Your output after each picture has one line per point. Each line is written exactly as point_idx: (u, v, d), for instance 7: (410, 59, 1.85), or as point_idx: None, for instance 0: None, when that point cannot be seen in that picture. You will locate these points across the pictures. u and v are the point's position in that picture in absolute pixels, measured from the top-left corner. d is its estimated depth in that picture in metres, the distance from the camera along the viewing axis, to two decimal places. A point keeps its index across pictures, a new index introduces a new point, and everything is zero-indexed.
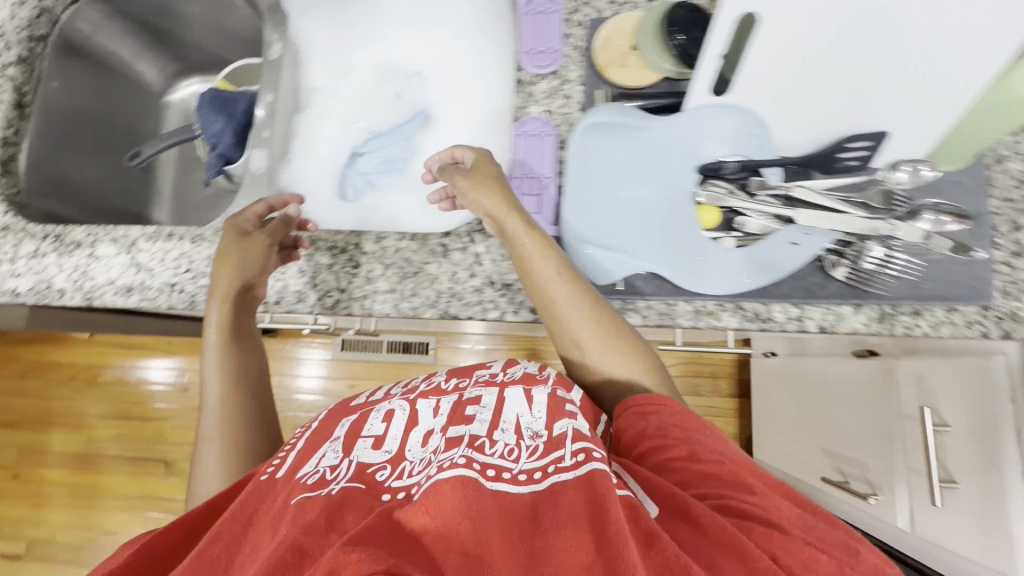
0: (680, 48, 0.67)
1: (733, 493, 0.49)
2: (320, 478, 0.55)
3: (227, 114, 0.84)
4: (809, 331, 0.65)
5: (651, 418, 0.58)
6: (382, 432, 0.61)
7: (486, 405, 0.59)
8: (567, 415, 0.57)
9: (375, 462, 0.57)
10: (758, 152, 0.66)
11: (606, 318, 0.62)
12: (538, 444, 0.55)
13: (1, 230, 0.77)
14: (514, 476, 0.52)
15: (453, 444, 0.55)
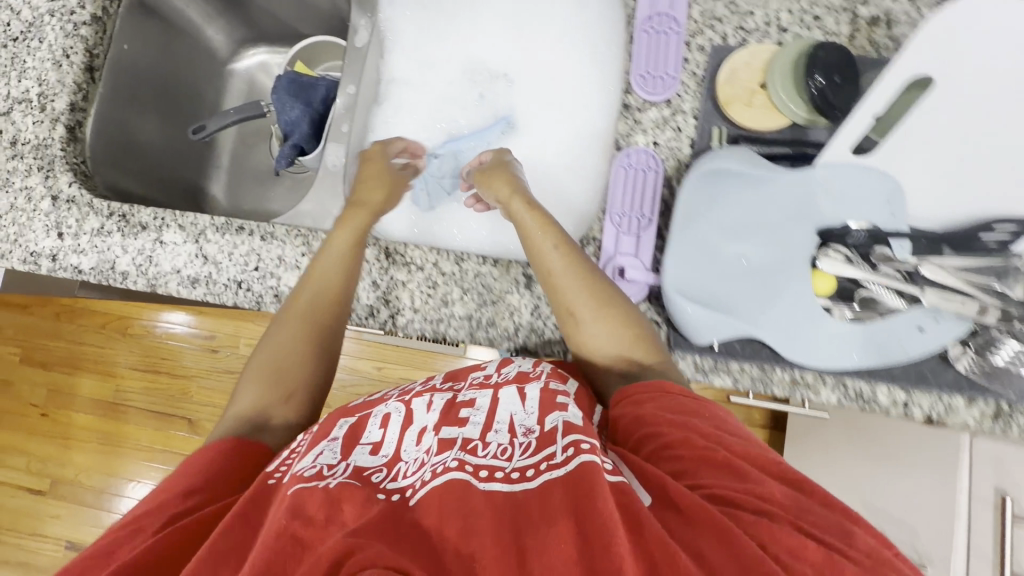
0: (818, 92, 0.61)
1: (727, 482, 0.46)
2: (319, 470, 0.49)
3: (305, 103, 0.79)
4: (913, 418, 0.61)
5: (646, 406, 0.53)
6: (380, 439, 0.55)
7: (480, 408, 0.55)
8: (559, 405, 0.52)
9: (373, 465, 0.52)
10: (889, 222, 0.60)
11: (600, 286, 0.61)
12: (530, 441, 0.50)
13: (66, 203, 0.74)
14: (506, 475, 0.48)
15: (446, 446, 0.51)
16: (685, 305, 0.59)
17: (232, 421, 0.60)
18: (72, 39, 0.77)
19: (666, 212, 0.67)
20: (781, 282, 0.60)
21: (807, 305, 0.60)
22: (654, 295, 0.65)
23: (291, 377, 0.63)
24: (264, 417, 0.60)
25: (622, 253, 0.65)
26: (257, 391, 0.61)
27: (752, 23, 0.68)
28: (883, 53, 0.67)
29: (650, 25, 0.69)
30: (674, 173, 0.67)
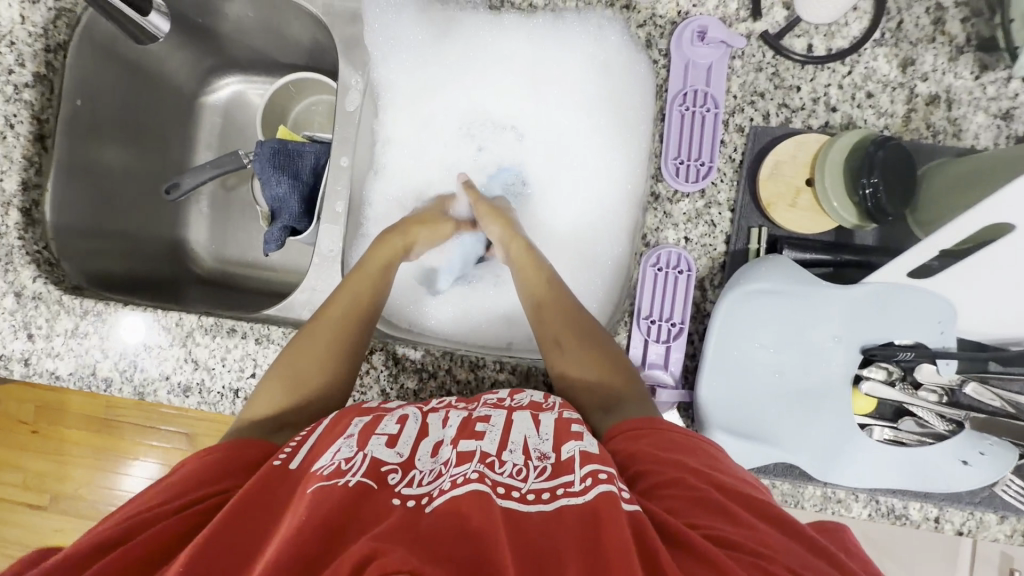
0: (870, 196, 0.54)
1: (726, 526, 0.38)
2: (336, 468, 0.43)
3: (293, 175, 0.71)
4: (944, 533, 0.60)
5: (645, 441, 0.46)
6: (398, 432, 0.49)
7: (496, 425, 0.48)
8: (574, 435, 0.46)
9: (390, 461, 0.45)
10: (938, 341, 0.56)
11: (582, 322, 0.58)
12: (547, 466, 0.44)
13: (32, 300, 0.66)
14: (523, 497, 0.41)
15: (465, 459, 0.44)
16: (719, 434, 0.56)
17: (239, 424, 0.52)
18: (15, 105, 0.68)
19: (699, 317, 0.61)
20: (818, 404, 0.57)
21: (848, 428, 0.57)
22: (684, 407, 0.61)
23: (307, 390, 0.55)
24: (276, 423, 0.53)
25: (652, 365, 0.60)
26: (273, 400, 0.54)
27: (797, 99, 0.60)
28: (939, 137, 0.60)
29: (685, 103, 0.60)
30: (706, 273, 0.61)
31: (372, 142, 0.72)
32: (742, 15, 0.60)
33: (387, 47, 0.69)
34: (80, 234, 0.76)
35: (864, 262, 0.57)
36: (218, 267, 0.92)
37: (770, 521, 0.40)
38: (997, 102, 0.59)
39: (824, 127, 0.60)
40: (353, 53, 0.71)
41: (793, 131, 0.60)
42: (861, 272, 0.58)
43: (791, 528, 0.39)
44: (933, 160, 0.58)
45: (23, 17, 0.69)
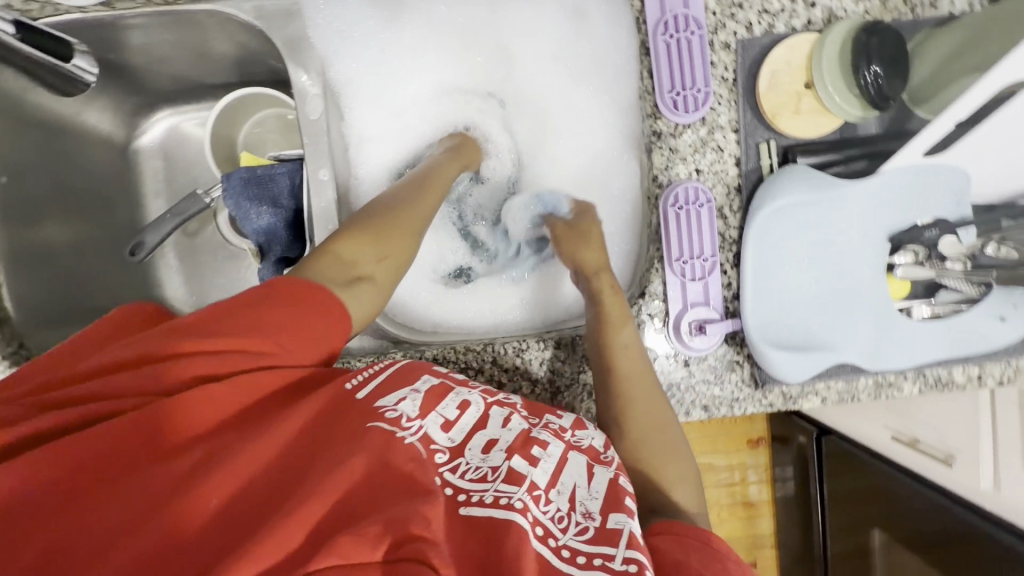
0: (872, 86, 0.55)
1: None
2: (397, 417, 0.42)
3: (272, 202, 0.65)
4: (986, 386, 0.64)
5: (694, 555, 0.40)
6: (456, 417, 0.45)
7: (553, 455, 0.43)
8: (628, 508, 0.41)
9: (441, 444, 0.43)
10: (956, 211, 0.58)
11: (656, 401, 0.53)
12: (590, 527, 0.39)
13: None
14: (557, 550, 0.37)
15: (515, 480, 0.40)
16: (776, 353, 0.56)
17: (325, 259, 0.48)
18: None
19: (727, 244, 0.61)
20: (859, 302, 0.58)
21: (890, 316, 0.59)
22: (731, 335, 0.61)
23: (393, 249, 0.52)
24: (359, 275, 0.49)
25: (693, 304, 0.60)
26: (365, 252, 0.50)
27: (777, 3, 0.58)
28: (918, 11, 0.59)
29: (668, 30, 0.57)
30: (725, 200, 0.60)
31: (345, 145, 0.67)
32: None
33: (335, 41, 0.64)
34: (46, 325, 0.69)
35: (873, 152, 0.58)
36: None
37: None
38: None
39: (808, 26, 0.58)
40: (303, 55, 0.62)
41: (780, 37, 0.58)
42: (869, 163, 0.58)
43: None
44: (919, 34, 0.58)
45: None
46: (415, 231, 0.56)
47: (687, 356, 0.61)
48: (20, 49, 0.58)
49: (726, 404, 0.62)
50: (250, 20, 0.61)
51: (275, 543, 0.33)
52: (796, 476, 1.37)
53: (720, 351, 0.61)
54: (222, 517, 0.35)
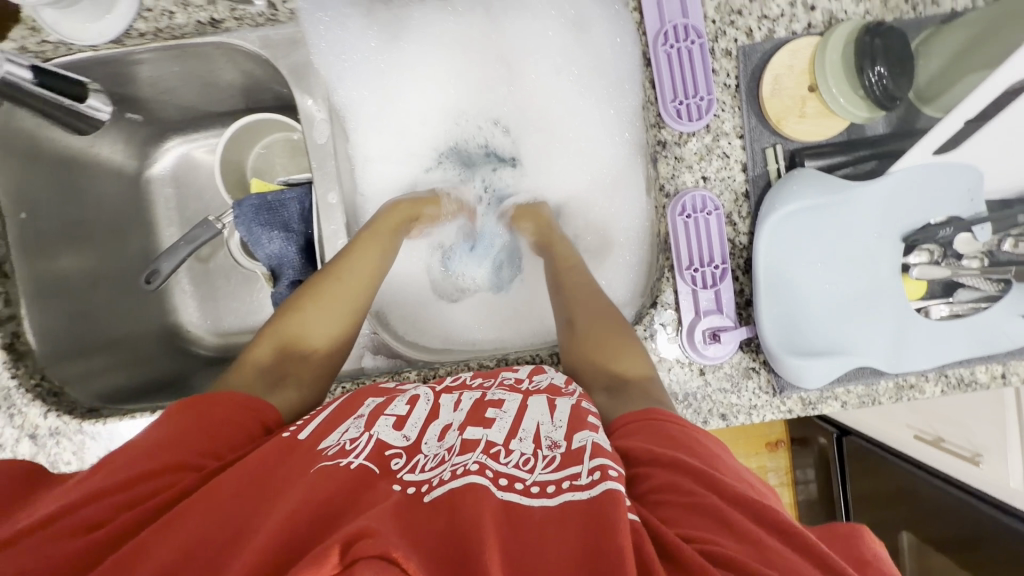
0: (876, 84, 0.54)
1: (720, 537, 0.37)
2: (340, 449, 0.47)
3: (284, 227, 0.66)
4: (1013, 385, 0.62)
5: (640, 437, 0.45)
6: (406, 411, 0.53)
7: (508, 411, 0.51)
8: (590, 425, 0.47)
9: (396, 444, 0.49)
10: (971, 210, 0.57)
11: (598, 309, 0.60)
12: (556, 455, 0.45)
13: (52, 437, 0.62)
14: (526, 488, 0.42)
15: (469, 448, 0.47)
16: (792, 359, 0.56)
17: (240, 373, 0.56)
18: None
19: (737, 251, 0.60)
20: (874, 304, 0.58)
21: (906, 318, 0.58)
22: (745, 342, 0.61)
23: (310, 346, 0.59)
24: (275, 377, 0.56)
25: (706, 313, 0.60)
26: (280, 357, 0.57)
27: (775, 8, 0.58)
28: (920, 9, 0.58)
29: (668, 41, 0.57)
30: (733, 206, 0.60)
31: (352, 166, 0.68)
32: None
33: (339, 65, 0.65)
34: (68, 358, 0.70)
35: (880, 152, 0.57)
36: (221, 344, 0.87)
37: (775, 533, 0.37)
38: None
39: (808, 28, 0.58)
40: (308, 81, 0.65)
41: (780, 42, 0.58)
42: (879, 164, 0.57)
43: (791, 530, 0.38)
44: (924, 31, 0.57)
45: None
46: (329, 312, 0.60)
47: (701, 364, 0.61)
48: (32, 90, 0.56)
49: (745, 410, 0.62)
50: (256, 49, 0.64)
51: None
52: (820, 477, 1.47)
53: (735, 358, 0.61)
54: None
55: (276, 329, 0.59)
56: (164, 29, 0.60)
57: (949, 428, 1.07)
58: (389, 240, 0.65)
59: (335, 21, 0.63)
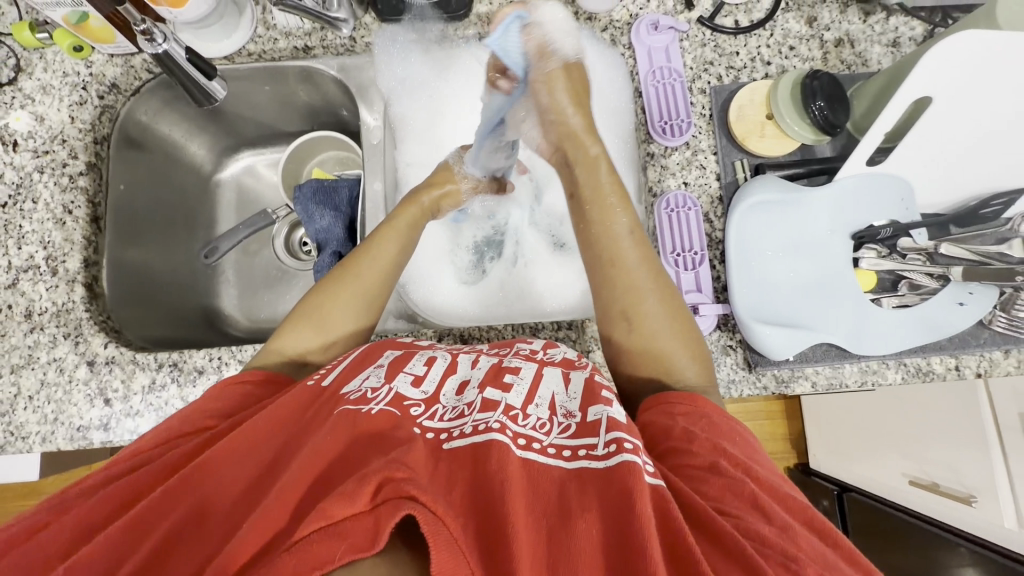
0: (818, 115, 0.67)
1: (756, 519, 0.45)
2: (362, 396, 0.52)
3: (334, 208, 0.80)
4: (967, 378, 0.69)
5: (679, 419, 0.53)
6: (423, 372, 0.58)
7: (525, 378, 0.56)
8: (602, 399, 0.53)
9: (413, 397, 0.54)
10: (906, 216, 0.69)
11: (666, 300, 0.62)
12: (571, 424, 0.52)
13: (106, 364, 0.69)
14: (544, 449, 0.49)
15: (489, 407, 0.52)
16: (759, 327, 0.64)
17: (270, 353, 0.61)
18: (72, 193, 0.74)
19: (714, 244, 0.71)
20: (831, 290, 0.67)
21: (862, 304, 0.67)
22: (723, 322, 0.69)
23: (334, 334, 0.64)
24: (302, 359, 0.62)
25: (687, 292, 0.69)
26: (304, 342, 0.63)
27: (739, 61, 0.75)
28: (854, 68, 0.76)
29: (657, 78, 0.74)
30: (709, 207, 0.72)
31: (396, 166, 0.82)
32: (679, 8, 0.76)
33: (393, 86, 0.80)
34: (129, 303, 0.80)
35: (825, 166, 0.70)
36: (251, 326, 0.95)
37: (807, 526, 0.46)
38: (886, 35, 0.76)
39: (766, 77, 0.75)
40: (370, 96, 0.83)
41: (743, 84, 0.74)
42: (828, 178, 0.71)
43: (818, 526, 0.46)
44: (856, 83, 0.73)
45: (72, 117, 0.76)
46: (354, 311, 0.65)
47: None
48: (182, 64, 0.69)
49: (724, 384, 0.68)
50: (334, 72, 0.82)
51: (270, 511, 0.41)
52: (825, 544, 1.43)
53: (714, 336, 0.69)
54: (227, 519, 0.43)
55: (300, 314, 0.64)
56: (269, 49, 0.79)
57: (944, 474, 1.12)
58: (408, 233, 0.70)
59: (398, 53, 0.79)
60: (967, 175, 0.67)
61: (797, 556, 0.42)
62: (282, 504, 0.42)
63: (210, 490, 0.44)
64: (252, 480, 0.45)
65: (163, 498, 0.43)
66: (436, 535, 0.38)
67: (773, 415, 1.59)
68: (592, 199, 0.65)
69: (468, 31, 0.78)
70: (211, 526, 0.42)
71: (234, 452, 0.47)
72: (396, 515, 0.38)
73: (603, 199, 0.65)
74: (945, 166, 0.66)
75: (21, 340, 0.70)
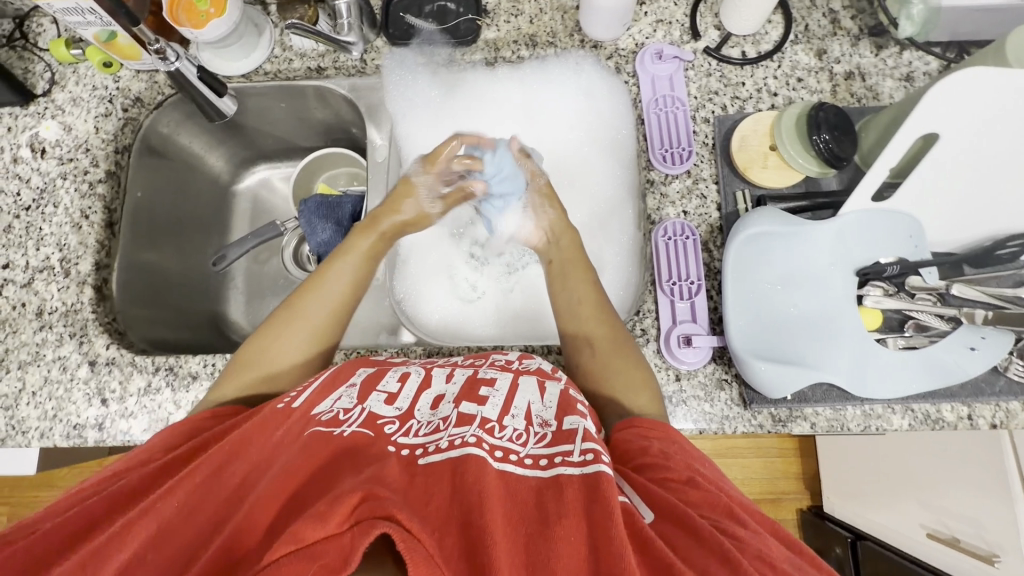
0: (823, 147, 0.66)
1: (733, 527, 0.44)
2: (334, 417, 0.53)
3: (336, 221, 0.82)
4: (981, 429, 0.65)
5: (655, 440, 0.52)
6: (397, 390, 0.57)
7: (501, 389, 0.55)
8: (578, 411, 0.53)
9: (387, 415, 0.54)
10: (915, 254, 0.66)
11: (616, 334, 0.64)
12: (547, 433, 0.50)
13: (107, 365, 0.71)
14: (521, 460, 0.47)
15: (465, 422, 0.51)
16: (756, 363, 0.61)
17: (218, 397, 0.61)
18: (90, 199, 0.78)
19: (713, 274, 0.70)
20: (832, 328, 0.65)
21: (866, 343, 0.64)
22: (719, 355, 0.67)
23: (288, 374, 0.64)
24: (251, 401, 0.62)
25: (682, 321, 0.68)
26: (240, 386, 0.62)
27: (744, 92, 0.75)
28: (864, 102, 0.74)
29: (659, 106, 0.74)
30: (708, 237, 0.71)
31: (401, 184, 0.84)
32: (686, 39, 0.76)
33: (406, 106, 0.83)
34: (138, 304, 0.82)
35: (830, 199, 0.68)
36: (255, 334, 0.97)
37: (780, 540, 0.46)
38: (898, 69, 0.74)
39: (772, 108, 0.74)
40: (379, 116, 0.84)
41: (748, 114, 0.73)
42: (834, 212, 0.69)
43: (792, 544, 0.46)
44: (865, 117, 0.72)
45: (96, 127, 0.80)
46: (293, 346, 0.65)
47: (678, 369, 0.67)
48: (193, 81, 0.72)
49: (719, 421, 0.66)
50: (345, 92, 0.83)
51: (240, 544, 0.41)
52: None
53: (708, 369, 0.67)
54: (192, 550, 0.42)
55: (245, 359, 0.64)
56: (284, 70, 0.82)
57: (964, 528, 1.05)
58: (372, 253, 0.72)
59: (405, 76, 0.81)
60: (982, 214, 0.64)
61: (774, 559, 0.42)
62: (250, 529, 0.43)
63: (174, 520, 0.44)
64: (223, 507, 0.45)
65: (121, 530, 0.43)
66: (412, 551, 0.37)
67: (785, 453, 1.52)
68: (560, 270, 0.71)
69: (475, 56, 0.80)
70: (178, 547, 0.43)
71: (202, 475, 0.47)
72: (370, 533, 0.37)
73: (564, 270, 0.71)
74: (959, 204, 0.64)
75: (30, 337, 0.73)
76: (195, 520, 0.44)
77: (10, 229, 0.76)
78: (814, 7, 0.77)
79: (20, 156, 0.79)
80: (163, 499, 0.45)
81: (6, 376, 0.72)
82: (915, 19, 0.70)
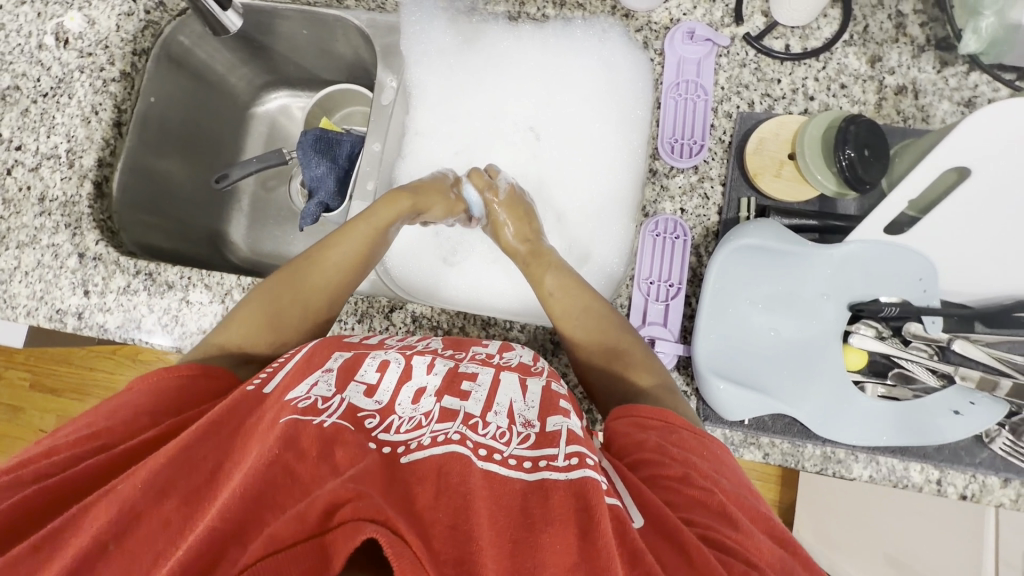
0: (846, 166, 0.59)
1: (721, 525, 0.42)
2: (312, 404, 0.48)
3: (331, 160, 0.84)
4: (947, 496, 0.60)
5: (651, 433, 0.49)
6: (376, 382, 0.54)
7: (483, 383, 0.54)
8: (561, 411, 0.51)
9: (368, 408, 0.50)
10: (921, 299, 0.61)
11: (599, 320, 0.63)
12: (530, 434, 0.49)
13: (94, 260, 0.74)
14: (505, 460, 0.45)
15: (448, 418, 0.49)
16: (716, 381, 0.57)
17: (209, 350, 0.60)
18: (102, 96, 0.79)
19: (695, 280, 0.66)
20: (807, 360, 0.61)
21: (843, 384, 0.60)
22: (683, 364, 0.64)
23: (285, 337, 0.64)
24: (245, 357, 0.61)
25: (651, 323, 0.65)
26: (248, 332, 0.62)
27: (778, 90, 0.68)
28: (911, 122, 0.66)
29: (678, 91, 0.69)
30: (701, 241, 0.66)
31: (403, 132, 0.82)
32: (726, 21, 0.69)
33: (419, 52, 0.79)
34: (140, 208, 0.85)
35: (845, 224, 0.62)
36: (250, 256, 1.00)
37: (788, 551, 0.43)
38: (960, 91, 0.66)
39: (804, 113, 0.67)
40: (392, 59, 0.82)
41: (775, 115, 0.67)
42: (843, 237, 0.63)
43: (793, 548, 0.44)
44: (905, 140, 0.64)
45: (117, 26, 0.80)
46: (301, 303, 0.65)
47: None
48: None
49: None
50: (362, 26, 0.82)
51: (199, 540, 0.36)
52: None
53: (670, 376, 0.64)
54: (151, 552, 0.37)
55: (240, 316, 0.62)
56: None
57: None
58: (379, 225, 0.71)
59: (423, 18, 0.78)
60: (1004, 269, 0.58)
61: (761, 565, 0.40)
62: (219, 515, 0.37)
63: (130, 507, 0.39)
64: (189, 497, 0.41)
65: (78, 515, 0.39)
66: (400, 559, 0.35)
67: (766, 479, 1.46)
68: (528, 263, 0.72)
69: (497, 8, 0.77)
70: (137, 545, 0.38)
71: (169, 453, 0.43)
72: (358, 536, 0.35)
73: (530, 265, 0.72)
74: (978, 252, 0.57)
75: (30, 220, 0.76)
76: (164, 503, 0.40)
77: (28, 112, 0.79)
78: (880, 6, 0.68)
79: (45, 44, 0.81)
80: (126, 481, 0.41)
81: (5, 253, 0.76)
82: (982, 33, 0.62)
